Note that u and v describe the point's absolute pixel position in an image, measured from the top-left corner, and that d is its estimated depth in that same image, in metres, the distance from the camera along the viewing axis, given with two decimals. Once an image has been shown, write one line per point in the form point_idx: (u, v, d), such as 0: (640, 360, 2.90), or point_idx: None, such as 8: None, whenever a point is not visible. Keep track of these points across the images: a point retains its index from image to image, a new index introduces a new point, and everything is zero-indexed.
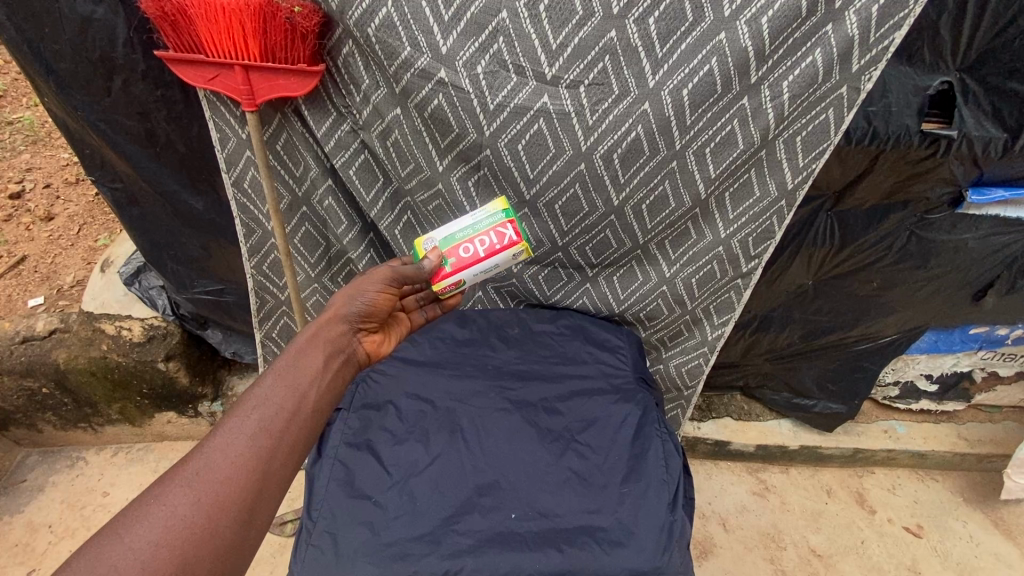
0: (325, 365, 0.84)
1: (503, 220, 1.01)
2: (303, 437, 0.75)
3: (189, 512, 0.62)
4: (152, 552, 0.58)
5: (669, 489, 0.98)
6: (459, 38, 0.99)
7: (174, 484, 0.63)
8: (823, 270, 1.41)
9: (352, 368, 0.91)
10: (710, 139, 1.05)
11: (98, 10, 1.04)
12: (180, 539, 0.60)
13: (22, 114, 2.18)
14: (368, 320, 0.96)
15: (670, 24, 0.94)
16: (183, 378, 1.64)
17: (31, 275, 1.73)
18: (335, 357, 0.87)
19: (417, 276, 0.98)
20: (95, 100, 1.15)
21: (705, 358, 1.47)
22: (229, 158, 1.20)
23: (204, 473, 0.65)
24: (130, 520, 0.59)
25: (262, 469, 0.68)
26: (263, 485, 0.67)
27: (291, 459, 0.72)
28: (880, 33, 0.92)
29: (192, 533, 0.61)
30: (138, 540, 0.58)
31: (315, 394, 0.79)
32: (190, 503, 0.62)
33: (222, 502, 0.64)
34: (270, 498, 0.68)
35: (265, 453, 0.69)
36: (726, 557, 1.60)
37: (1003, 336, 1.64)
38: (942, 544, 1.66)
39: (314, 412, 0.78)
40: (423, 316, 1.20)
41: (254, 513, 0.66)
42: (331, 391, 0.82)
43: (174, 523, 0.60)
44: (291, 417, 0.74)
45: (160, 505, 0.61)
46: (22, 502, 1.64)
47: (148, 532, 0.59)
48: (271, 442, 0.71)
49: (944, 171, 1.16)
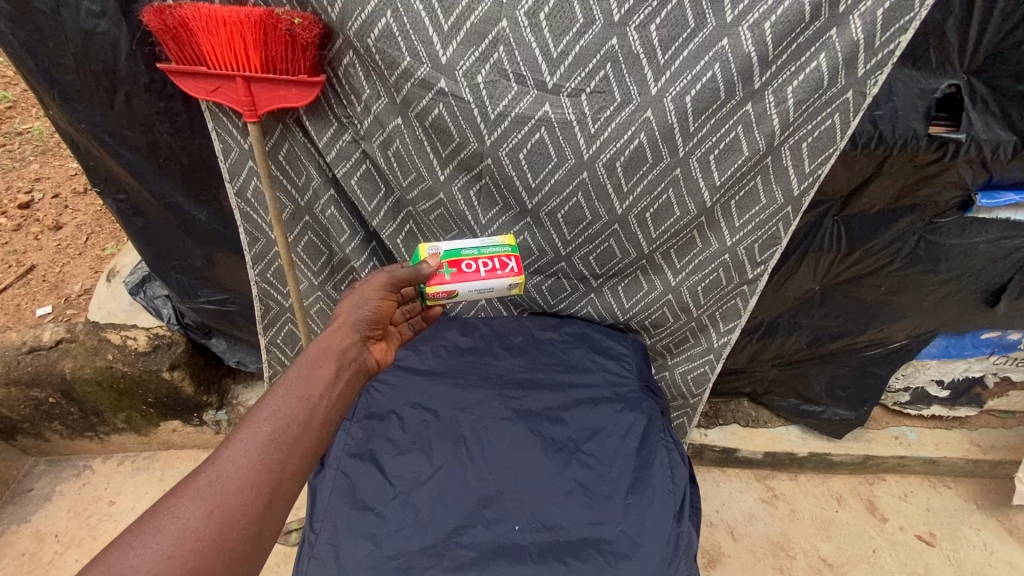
0: (335, 375, 0.83)
1: (507, 252, 1.08)
2: (313, 450, 0.74)
3: (202, 524, 0.61)
4: (165, 564, 0.57)
5: (675, 500, 0.97)
6: (458, 47, 0.99)
7: (186, 496, 0.62)
8: (830, 275, 1.39)
9: (363, 377, 0.90)
10: (714, 146, 1.04)
11: (101, 24, 1.05)
12: (192, 552, 0.59)
13: (32, 124, 2.21)
14: (375, 327, 0.95)
15: (671, 31, 0.93)
16: (187, 387, 1.65)
17: (39, 284, 1.75)
18: (345, 366, 0.86)
19: (413, 279, 0.98)
20: (99, 112, 1.16)
21: (711, 365, 1.46)
22: (232, 168, 1.21)
23: (216, 485, 0.64)
24: (141, 532, 0.58)
25: (273, 481, 0.67)
26: (274, 497, 0.66)
27: (300, 472, 0.71)
28: (885, 37, 0.90)
29: (203, 546, 0.60)
30: (151, 553, 0.57)
31: (325, 406, 0.78)
32: (202, 515, 0.61)
33: (233, 515, 0.63)
34: (280, 511, 0.67)
35: (277, 465, 0.68)
36: (734, 566, 1.58)
37: (1015, 341, 1.62)
38: (955, 552, 1.63)
39: (325, 424, 0.76)
40: (411, 330, 1.14)
41: (263, 526, 0.65)
42: (340, 402, 0.81)
43: (186, 536, 0.59)
44: (303, 428, 0.73)
45: (172, 518, 0.60)
46: (29, 511, 1.65)
47: (161, 544, 0.58)
48: (283, 454, 0.70)
49: (951, 174, 1.14)
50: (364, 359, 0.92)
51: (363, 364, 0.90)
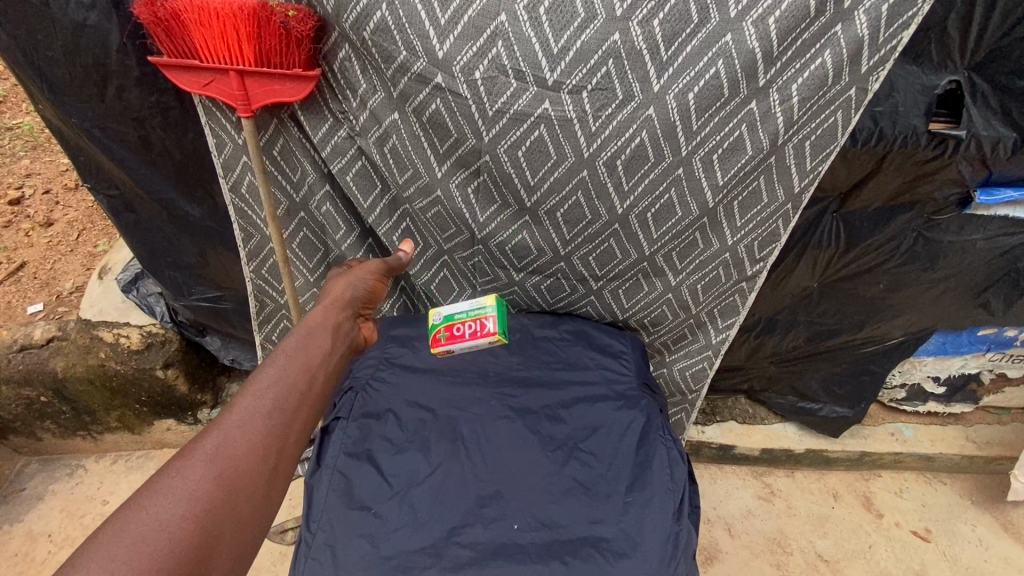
0: (332, 347, 0.81)
1: None
2: (313, 418, 0.72)
3: (211, 485, 0.58)
4: (179, 524, 0.54)
5: (674, 498, 0.97)
6: (456, 42, 0.97)
7: (194, 458, 0.59)
8: (828, 272, 1.39)
9: (356, 352, 0.89)
10: (718, 145, 1.03)
11: (91, 16, 1.03)
12: (205, 513, 0.56)
13: (21, 120, 2.18)
14: (365, 306, 0.96)
15: (675, 26, 0.92)
16: (181, 386, 1.63)
17: (30, 282, 1.72)
18: (341, 339, 0.85)
19: (398, 268, 1.08)
20: (90, 107, 1.14)
21: (710, 362, 1.45)
22: (226, 163, 1.19)
23: (223, 449, 0.61)
24: (150, 494, 0.55)
25: (279, 446, 0.65)
26: (280, 461, 0.64)
27: (304, 439, 0.69)
28: (889, 32, 0.90)
29: (216, 507, 0.57)
30: (163, 513, 0.54)
31: (322, 376, 0.76)
32: (212, 477, 0.58)
33: (242, 477, 0.60)
34: (286, 476, 0.64)
35: (281, 430, 0.66)
36: (732, 562, 1.58)
37: (1011, 337, 1.62)
38: (951, 548, 1.64)
39: (322, 395, 0.75)
40: None
41: (273, 488, 0.62)
42: (336, 374, 0.80)
43: (198, 497, 0.57)
44: (303, 397, 0.72)
45: (180, 478, 0.57)
46: (22, 511, 1.63)
47: (173, 505, 0.55)
48: (286, 418, 0.68)
49: (951, 171, 1.14)
50: (359, 334, 0.90)
51: (356, 338, 0.89)
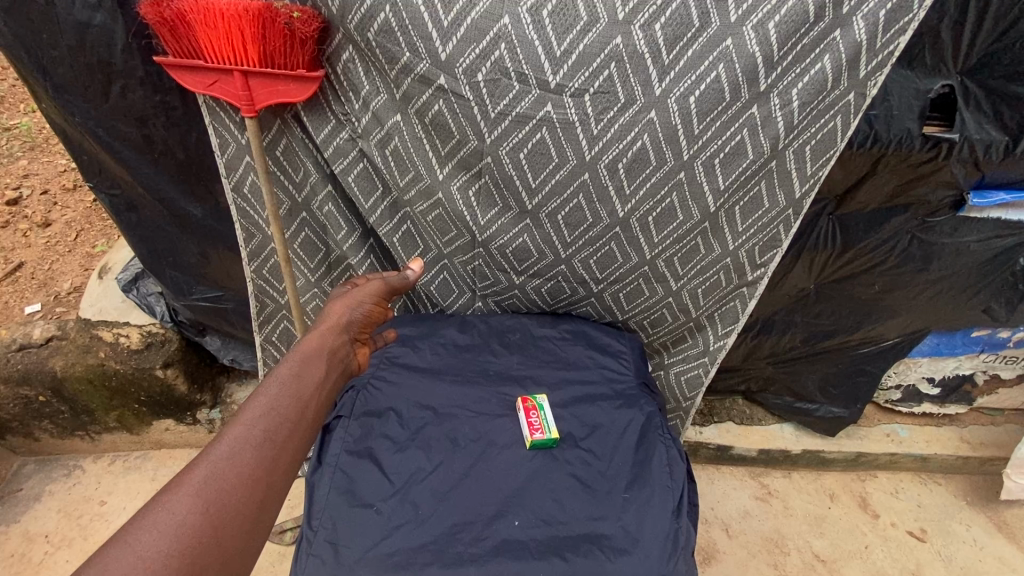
0: (325, 374, 0.83)
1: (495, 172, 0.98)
2: (304, 448, 0.73)
3: (198, 520, 0.58)
4: (163, 561, 0.54)
5: (673, 496, 0.98)
6: (459, 44, 0.98)
7: (182, 492, 0.59)
8: (824, 273, 1.41)
9: (347, 377, 0.91)
10: (719, 149, 1.04)
11: (96, 16, 1.04)
12: (190, 549, 0.56)
13: (20, 120, 2.18)
14: (362, 331, 0.97)
15: (676, 31, 0.94)
16: (181, 386, 1.63)
17: (28, 282, 1.72)
18: (334, 366, 0.86)
19: (402, 287, 1.07)
20: (93, 107, 1.15)
21: (705, 368, 1.47)
22: (229, 164, 1.20)
23: (211, 482, 0.61)
24: (136, 529, 0.55)
25: (267, 479, 0.66)
26: (268, 495, 0.65)
27: (292, 470, 0.69)
28: (886, 38, 0.91)
29: (201, 543, 0.57)
30: (148, 549, 0.54)
31: (315, 405, 0.77)
32: (198, 511, 0.59)
33: (229, 511, 0.60)
34: (273, 509, 0.65)
35: (270, 463, 0.67)
36: (729, 562, 1.58)
37: (1005, 339, 1.64)
38: (946, 548, 1.65)
39: (313, 425, 0.76)
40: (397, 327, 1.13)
41: (259, 522, 0.63)
42: (328, 402, 0.81)
43: (183, 532, 0.56)
44: (294, 427, 0.72)
45: (167, 513, 0.57)
46: (18, 512, 1.62)
47: (158, 540, 0.55)
48: (276, 450, 0.68)
49: (944, 173, 1.15)
50: (350, 360, 0.92)
51: (348, 364, 0.91)
